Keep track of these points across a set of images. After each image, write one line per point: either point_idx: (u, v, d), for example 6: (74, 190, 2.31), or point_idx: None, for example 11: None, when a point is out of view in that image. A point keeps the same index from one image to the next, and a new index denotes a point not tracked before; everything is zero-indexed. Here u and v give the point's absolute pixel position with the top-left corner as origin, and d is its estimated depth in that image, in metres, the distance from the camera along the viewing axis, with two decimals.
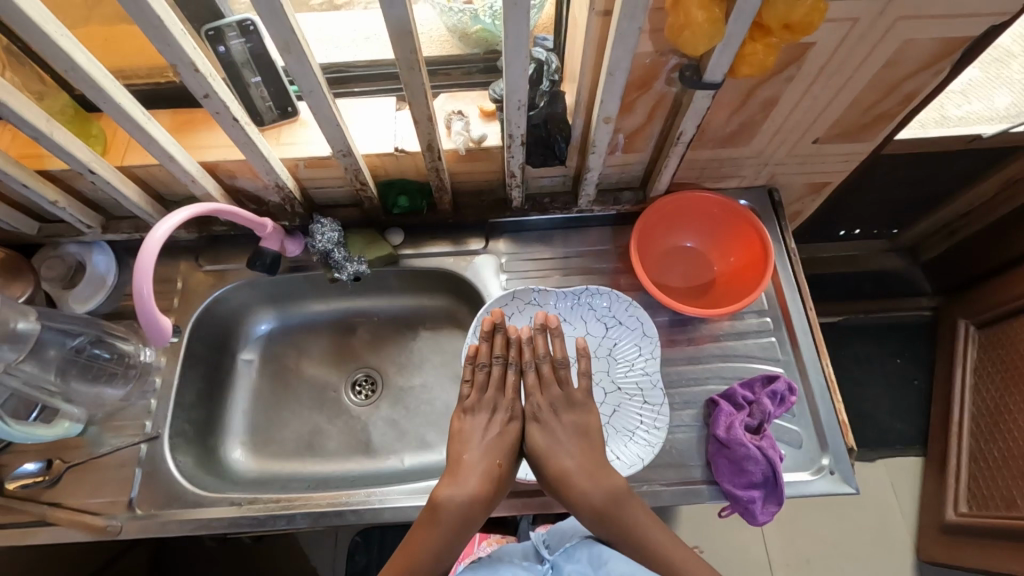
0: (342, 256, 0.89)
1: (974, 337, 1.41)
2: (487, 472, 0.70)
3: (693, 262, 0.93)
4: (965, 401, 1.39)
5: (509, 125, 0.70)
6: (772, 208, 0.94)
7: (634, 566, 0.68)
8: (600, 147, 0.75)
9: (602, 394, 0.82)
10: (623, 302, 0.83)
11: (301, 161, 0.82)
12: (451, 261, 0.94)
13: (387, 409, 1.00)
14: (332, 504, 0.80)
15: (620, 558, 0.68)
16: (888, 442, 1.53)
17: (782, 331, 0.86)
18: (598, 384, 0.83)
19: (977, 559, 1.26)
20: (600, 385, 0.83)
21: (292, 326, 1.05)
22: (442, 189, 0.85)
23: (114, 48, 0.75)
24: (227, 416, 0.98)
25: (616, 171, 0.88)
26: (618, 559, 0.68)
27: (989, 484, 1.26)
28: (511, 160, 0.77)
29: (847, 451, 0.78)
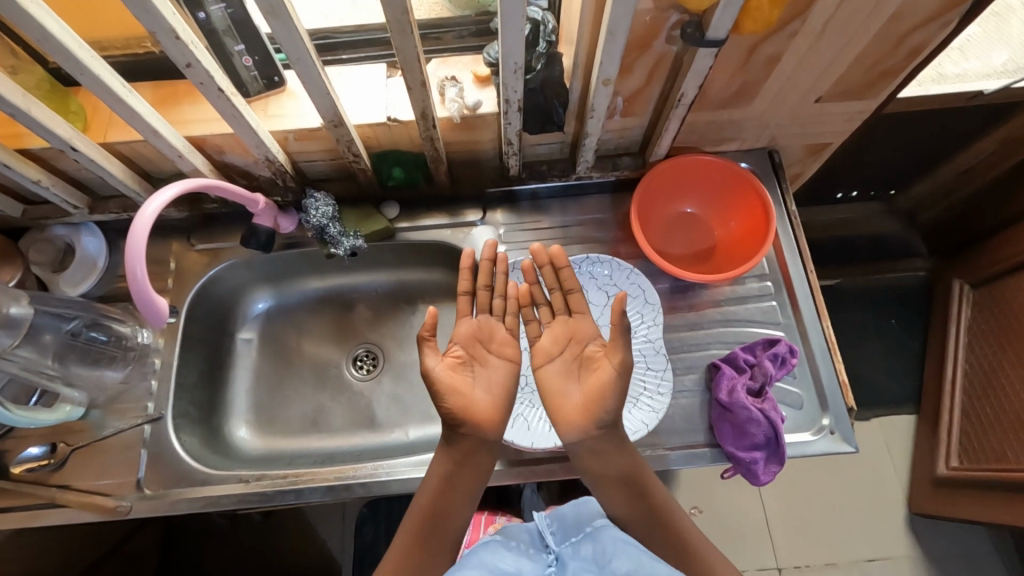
0: (338, 231, 0.87)
1: (968, 297, 1.42)
2: (490, 422, 0.69)
3: (694, 227, 0.92)
4: (958, 359, 1.41)
5: (505, 90, 0.68)
6: (773, 170, 0.92)
7: (636, 558, 0.60)
8: (599, 111, 0.73)
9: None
10: (624, 270, 0.83)
11: (290, 133, 0.79)
12: (448, 233, 0.92)
13: (390, 383, 1.00)
14: (340, 478, 0.81)
15: (624, 554, 0.61)
16: (882, 402, 1.56)
17: (783, 295, 0.86)
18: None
19: (968, 510, 1.30)
20: None
21: (290, 304, 1.04)
22: (438, 160, 0.83)
23: (88, 18, 0.71)
24: (230, 396, 0.97)
25: (614, 137, 0.86)
26: (622, 556, 0.61)
27: (981, 439, 1.29)
28: (508, 127, 0.75)
29: (847, 410, 0.79)
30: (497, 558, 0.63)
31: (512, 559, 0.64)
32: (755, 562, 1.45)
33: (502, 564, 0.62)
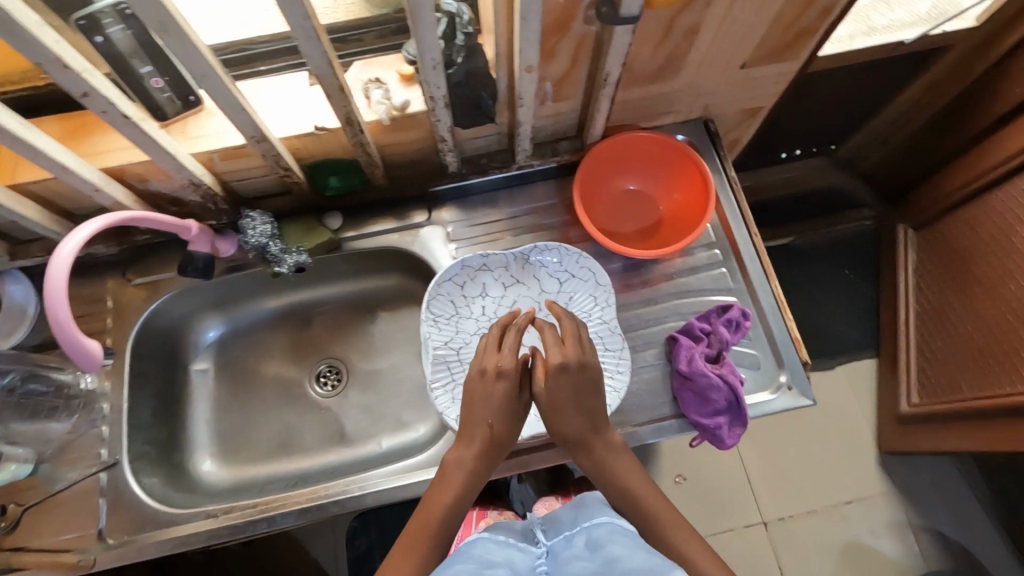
0: (279, 248, 0.85)
1: (912, 239, 1.51)
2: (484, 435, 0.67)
3: (640, 204, 0.92)
4: (909, 298, 1.49)
5: (428, 86, 0.66)
6: (709, 139, 0.94)
7: (631, 547, 0.59)
8: (527, 99, 0.72)
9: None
10: (573, 254, 0.78)
11: (214, 153, 0.75)
12: (396, 238, 0.91)
13: (357, 395, 0.99)
14: (312, 499, 0.79)
15: (619, 541, 0.60)
16: (845, 349, 1.62)
17: (732, 261, 0.87)
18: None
19: (932, 443, 1.36)
20: None
21: (242, 328, 1.01)
22: (373, 165, 0.81)
23: None
24: (191, 431, 0.94)
25: (549, 123, 0.85)
26: (616, 542, 0.60)
27: (939, 374, 1.36)
28: (438, 123, 0.74)
29: (802, 364, 0.81)
30: (486, 550, 0.62)
31: (501, 551, 0.63)
32: (741, 519, 1.50)
33: (492, 557, 0.61)
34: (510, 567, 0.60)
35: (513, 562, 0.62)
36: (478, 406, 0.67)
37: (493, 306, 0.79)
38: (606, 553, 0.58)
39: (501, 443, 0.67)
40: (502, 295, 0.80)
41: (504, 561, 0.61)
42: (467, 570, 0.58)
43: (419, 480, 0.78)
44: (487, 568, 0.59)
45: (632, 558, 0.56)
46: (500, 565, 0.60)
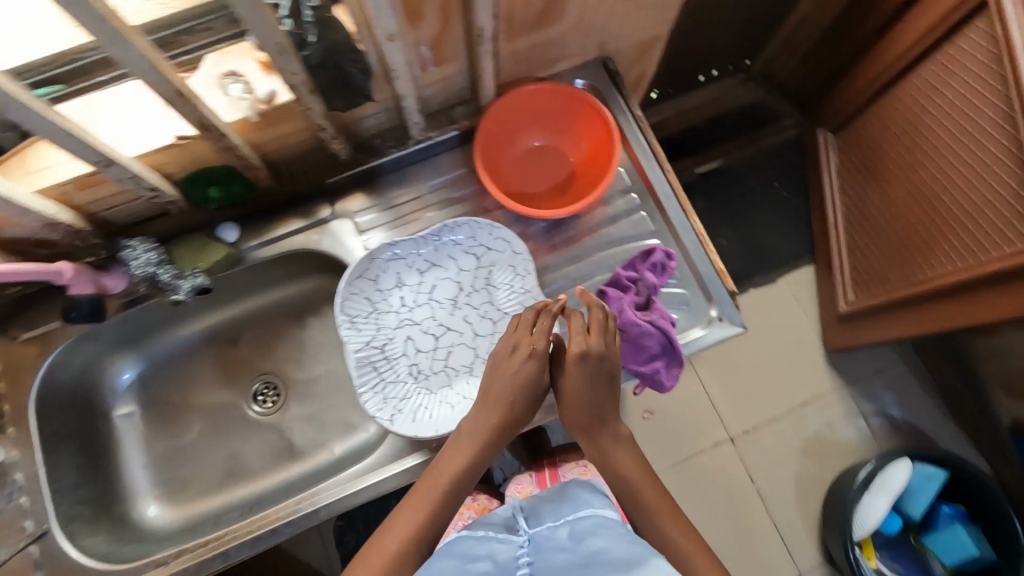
0: (171, 274, 0.77)
1: (833, 142, 1.55)
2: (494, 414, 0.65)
3: (549, 160, 0.88)
4: (835, 201, 1.53)
5: (282, 73, 0.59)
6: (610, 78, 0.89)
7: (612, 538, 0.60)
8: (400, 69, 0.66)
9: (493, 326, 0.74)
10: (484, 226, 0.74)
11: (66, 185, 0.67)
12: (302, 239, 0.84)
13: (299, 406, 0.95)
14: (264, 526, 0.76)
15: (600, 534, 0.61)
16: (784, 261, 1.67)
17: (650, 203, 0.86)
18: (486, 317, 0.75)
19: (869, 335, 1.43)
20: (486, 316, 0.75)
21: (161, 362, 0.94)
22: (252, 167, 0.74)
23: None
24: (128, 479, 0.89)
25: (437, 90, 0.79)
26: (599, 533, 0.61)
27: (869, 271, 1.42)
28: (309, 111, 0.67)
29: (729, 295, 0.82)
30: (470, 546, 0.62)
31: (483, 544, 0.63)
32: (710, 440, 1.57)
33: (476, 551, 0.61)
34: (493, 560, 0.61)
35: (496, 554, 0.62)
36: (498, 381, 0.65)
37: (412, 295, 0.75)
38: (588, 544, 0.60)
39: (517, 420, 0.66)
40: (419, 282, 0.76)
41: (487, 554, 0.61)
42: (450, 567, 0.58)
43: (369, 485, 0.74)
44: (469, 562, 0.59)
45: (614, 549, 0.58)
46: (482, 559, 0.60)
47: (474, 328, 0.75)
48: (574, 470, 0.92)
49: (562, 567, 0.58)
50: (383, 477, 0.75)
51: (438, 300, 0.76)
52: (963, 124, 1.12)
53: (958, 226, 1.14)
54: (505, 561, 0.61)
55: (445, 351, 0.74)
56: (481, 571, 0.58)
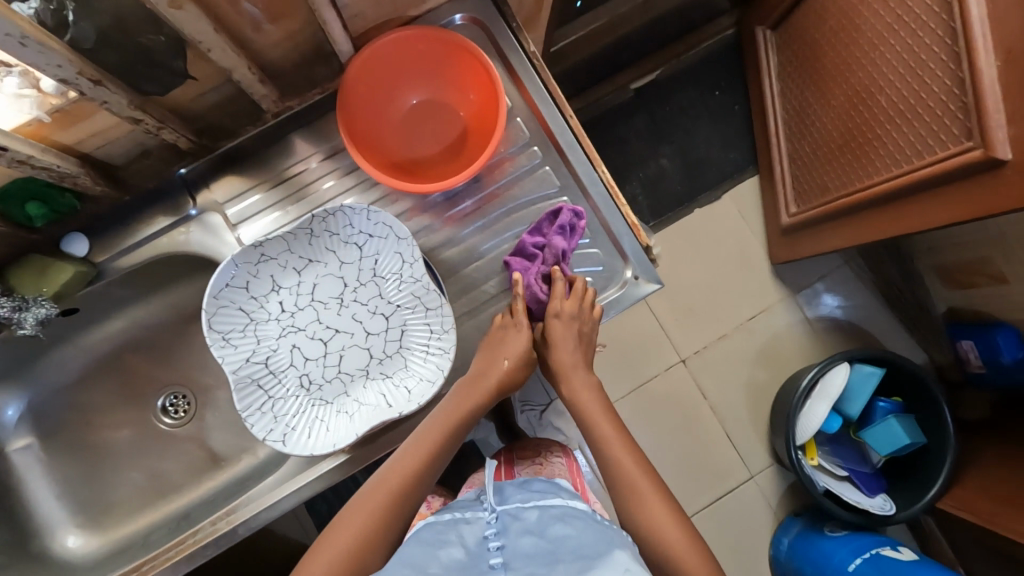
0: (12, 307, 0.68)
1: (772, 41, 1.43)
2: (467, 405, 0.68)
3: (434, 116, 0.77)
4: (777, 107, 1.44)
5: (44, 66, 0.47)
6: (495, 9, 0.76)
7: (580, 528, 0.58)
8: (209, 38, 0.54)
9: (385, 322, 0.68)
10: (360, 212, 0.65)
11: None
12: (166, 242, 0.74)
13: (214, 413, 0.90)
14: (183, 550, 0.74)
15: (570, 523, 0.59)
16: (727, 176, 1.60)
17: (554, 155, 0.77)
18: (377, 313, 0.68)
19: (810, 247, 1.39)
20: (378, 312, 0.69)
21: (50, 388, 0.86)
22: (68, 175, 0.63)
23: None
24: (40, 513, 0.84)
25: (282, 50, 0.66)
26: (567, 522, 0.60)
27: (810, 181, 1.36)
28: (110, 106, 0.55)
29: (644, 251, 0.76)
30: (438, 533, 0.59)
31: (450, 530, 0.60)
32: (661, 364, 1.55)
33: (444, 537, 0.58)
34: (461, 544, 0.58)
35: (464, 537, 0.59)
36: (505, 348, 0.70)
37: (292, 299, 0.68)
38: (556, 531, 0.58)
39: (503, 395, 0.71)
40: (297, 283, 0.68)
41: (455, 539, 0.58)
42: (418, 556, 0.55)
43: (284, 497, 0.72)
44: (438, 549, 0.56)
45: (581, 538, 0.56)
46: (451, 543, 0.57)
47: (366, 327, 0.68)
48: (529, 469, 0.83)
49: (532, 553, 0.56)
50: (296, 487, 0.71)
51: (322, 300, 0.69)
52: (898, 14, 1.02)
53: (890, 127, 1.08)
54: (473, 544, 0.58)
55: (338, 356, 0.68)
56: (449, 557, 0.56)
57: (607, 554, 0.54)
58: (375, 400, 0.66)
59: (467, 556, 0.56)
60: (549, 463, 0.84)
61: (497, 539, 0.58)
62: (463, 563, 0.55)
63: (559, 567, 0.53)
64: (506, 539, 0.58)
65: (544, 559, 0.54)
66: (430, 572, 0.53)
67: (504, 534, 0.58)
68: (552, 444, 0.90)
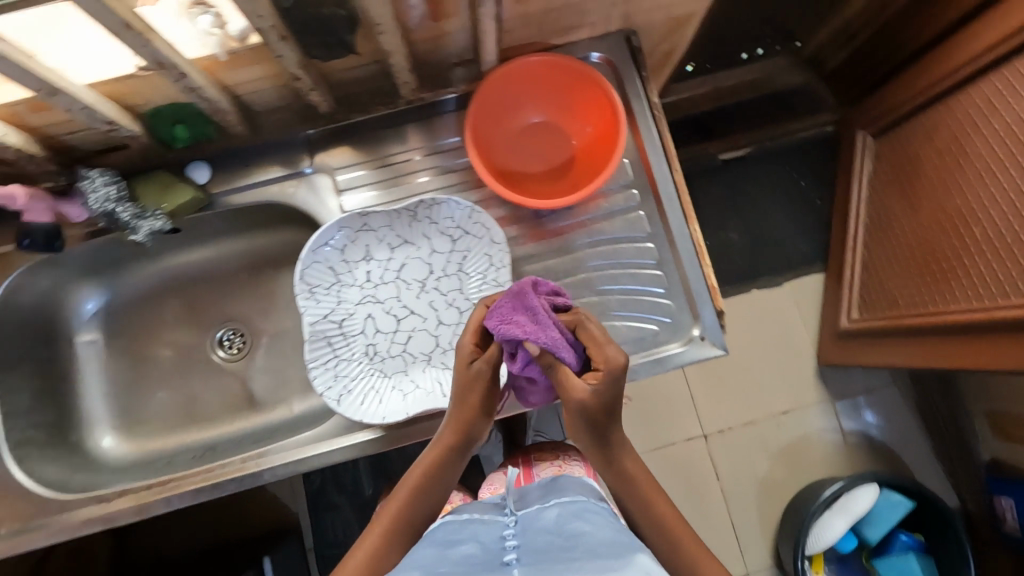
0: (131, 213, 0.74)
1: (871, 148, 1.41)
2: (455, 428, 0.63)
3: (548, 139, 0.81)
4: (861, 212, 1.42)
5: (250, 14, 0.53)
6: (631, 57, 0.81)
7: (601, 526, 0.58)
8: (387, 22, 0.59)
9: (459, 316, 0.71)
10: (464, 208, 0.69)
11: (17, 103, 0.61)
12: (276, 190, 0.79)
13: (264, 358, 0.93)
14: (207, 478, 0.76)
15: (589, 519, 0.59)
16: (794, 265, 1.58)
17: (650, 203, 0.79)
18: (453, 305, 0.72)
19: (866, 356, 1.36)
20: (454, 305, 0.72)
21: (129, 295, 0.92)
22: (220, 111, 0.68)
23: None
24: (85, 407, 0.88)
25: (434, 46, 0.71)
26: (586, 518, 0.59)
27: (876, 290, 1.34)
28: (281, 59, 0.61)
29: (717, 315, 0.77)
30: (450, 532, 0.59)
31: (463, 529, 0.60)
32: (682, 434, 1.52)
33: (456, 537, 0.58)
34: (474, 542, 0.58)
35: (479, 534, 0.59)
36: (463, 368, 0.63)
37: (379, 272, 0.72)
38: (573, 528, 0.58)
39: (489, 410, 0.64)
40: (387, 259, 0.72)
41: (469, 537, 0.59)
42: (428, 554, 0.55)
43: (317, 455, 0.74)
44: (450, 547, 0.56)
45: (601, 536, 0.56)
46: (465, 541, 0.58)
47: (439, 315, 0.72)
48: (548, 469, 0.86)
49: (548, 547, 0.55)
50: (330, 448, 0.73)
51: (406, 280, 0.72)
52: (1008, 150, 1.02)
53: (975, 255, 1.07)
54: (487, 544, 0.57)
55: (405, 336, 0.72)
56: (462, 553, 0.56)
57: (624, 552, 0.53)
58: (431, 386, 0.69)
59: (480, 551, 0.55)
60: (567, 465, 0.86)
61: (513, 538, 0.58)
62: (474, 559, 0.55)
63: (576, 561, 0.52)
64: (522, 538, 0.58)
65: (560, 553, 0.54)
66: (439, 568, 0.53)
67: (521, 534, 0.58)
68: (569, 450, 0.94)
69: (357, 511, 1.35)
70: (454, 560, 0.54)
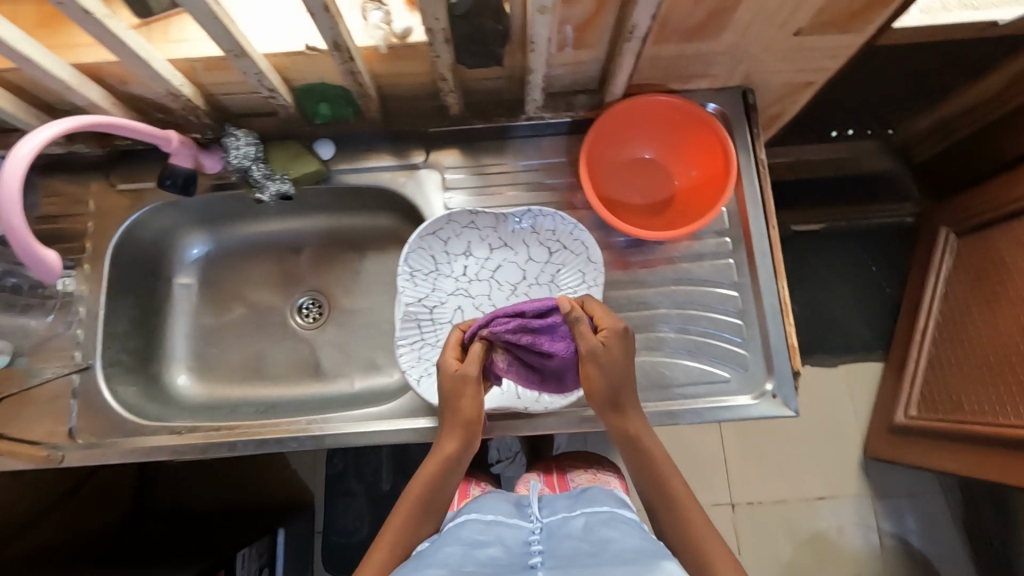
0: (263, 174, 0.80)
1: (952, 246, 1.30)
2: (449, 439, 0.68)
3: (652, 175, 0.85)
4: (933, 308, 1.31)
5: (426, 16, 0.58)
6: (745, 112, 0.84)
7: (627, 535, 0.60)
8: (540, 43, 0.63)
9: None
10: (568, 225, 0.73)
11: (197, 62, 0.70)
12: (389, 177, 0.85)
13: (335, 331, 0.97)
14: (273, 432, 0.79)
15: (615, 527, 0.61)
16: (850, 349, 1.48)
17: (741, 252, 0.81)
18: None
19: (918, 459, 1.26)
20: None
21: (228, 248, 0.98)
22: (366, 96, 0.74)
23: (34, 20, 0.69)
24: (169, 344, 0.94)
25: (567, 72, 0.76)
26: (612, 526, 0.61)
27: (939, 389, 1.25)
28: (437, 59, 0.66)
29: (792, 374, 0.77)
30: (477, 530, 0.61)
31: (490, 530, 0.62)
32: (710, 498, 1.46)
33: (482, 537, 0.60)
34: (501, 545, 0.60)
35: (504, 538, 0.61)
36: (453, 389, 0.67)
37: (475, 268, 0.76)
38: (599, 535, 0.60)
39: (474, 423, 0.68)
40: (485, 258, 0.76)
41: (495, 539, 0.60)
42: (456, 553, 0.57)
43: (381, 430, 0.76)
44: (476, 548, 0.58)
45: (627, 544, 0.57)
46: (490, 543, 0.60)
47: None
48: (583, 476, 0.90)
49: (574, 554, 0.57)
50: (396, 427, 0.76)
51: (498, 281, 0.77)
52: None
53: None
54: (514, 548, 0.59)
55: None
56: (488, 556, 0.58)
57: (649, 558, 0.54)
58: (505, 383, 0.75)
59: (505, 555, 0.58)
60: (601, 475, 0.91)
61: (539, 544, 0.60)
62: (502, 562, 0.57)
63: (602, 566, 0.54)
64: (547, 544, 0.60)
65: (586, 560, 0.56)
66: (466, 569, 0.55)
67: (546, 541, 0.60)
68: (599, 459, 0.98)
69: (370, 505, 1.34)
70: (481, 563, 0.56)
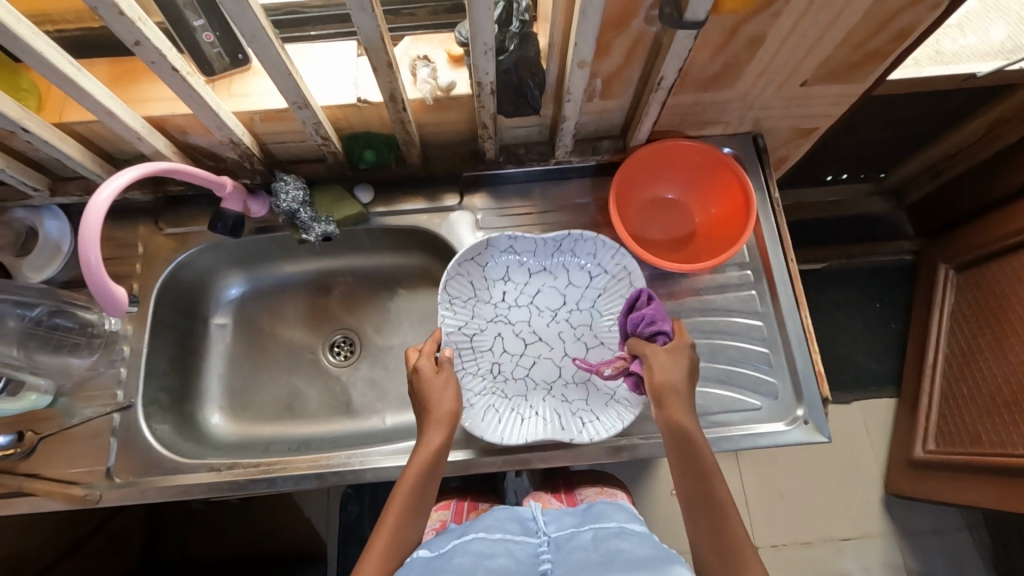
0: (309, 216, 0.85)
1: (952, 281, 1.34)
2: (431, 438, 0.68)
3: (674, 213, 0.90)
4: (939, 341, 1.33)
5: (477, 71, 0.64)
6: (757, 155, 0.90)
7: (637, 545, 0.59)
8: (575, 94, 0.69)
9: (584, 350, 0.83)
10: (609, 249, 0.82)
11: (256, 114, 0.75)
12: (425, 218, 0.89)
13: (367, 368, 0.99)
14: (313, 467, 0.79)
15: (624, 540, 0.60)
16: (864, 383, 1.47)
17: (763, 284, 0.85)
18: (580, 338, 0.84)
19: (941, 494, 1.24)
20: (582, 338, 0.84)
21: (264, 288, 1.01)
22: (411, 142, 0.80)
23: (108, 77, 0.75)
24: (204, 382, 0.96)
25: (593, 119, 0.83)
26: (622, 539, 0.60)
27: (957, 421, 1.23)
28: (481, 109, 0.72)
29: (821, 400, 0.79)
30: (484, 544, 0.61)
31: (498, 544, 0.61)
32: None
33: (491, 550, 0.60)
34: (510, 557, 0.59)
35: (514, 551, 0.60)
36: (432, 390, 0.71)
37: (515, 294, 0.84)
38: (610, 547, 0.59)
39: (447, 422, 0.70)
40: (524, 283, 0.85)
41: (504, 552, 0.60)
42: (466, 564, 0.57)
43: None
44: (486, 560, 0.58)
45: (638, 554, 0.57)
46: (500, 556, 0.59)
47: (566, 346, 0.84)
48: (591, 489, 0.92)
49: (584, 564, 0.57)
50: None
51: (538, 306, 0.85)
52: None
53: None
54: (523, 559, 0.59)
55: (531, 360, 0.83)
56: (497, 567, 0.57)
57: (661, 564, 0.54)
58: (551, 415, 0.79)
59: (516, 564, 0.58)
60: (608, 489, 0.93)
61: (548, 555, 0.60)
62: (513, 571, 0.57)
63: (614, 573, 0.53)
64: (558, 556, 0.60)
65: (596, 569, 0.55)
66: None
67: (554, 554, 0.60)
68: (607, 479, 0.98)
69: None
70: (491, 572, 0.56)
